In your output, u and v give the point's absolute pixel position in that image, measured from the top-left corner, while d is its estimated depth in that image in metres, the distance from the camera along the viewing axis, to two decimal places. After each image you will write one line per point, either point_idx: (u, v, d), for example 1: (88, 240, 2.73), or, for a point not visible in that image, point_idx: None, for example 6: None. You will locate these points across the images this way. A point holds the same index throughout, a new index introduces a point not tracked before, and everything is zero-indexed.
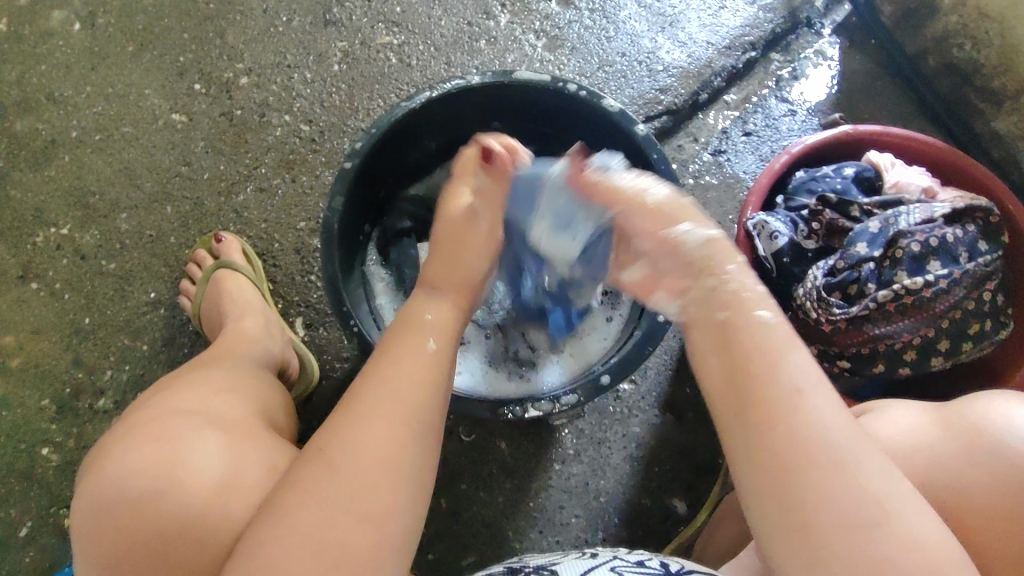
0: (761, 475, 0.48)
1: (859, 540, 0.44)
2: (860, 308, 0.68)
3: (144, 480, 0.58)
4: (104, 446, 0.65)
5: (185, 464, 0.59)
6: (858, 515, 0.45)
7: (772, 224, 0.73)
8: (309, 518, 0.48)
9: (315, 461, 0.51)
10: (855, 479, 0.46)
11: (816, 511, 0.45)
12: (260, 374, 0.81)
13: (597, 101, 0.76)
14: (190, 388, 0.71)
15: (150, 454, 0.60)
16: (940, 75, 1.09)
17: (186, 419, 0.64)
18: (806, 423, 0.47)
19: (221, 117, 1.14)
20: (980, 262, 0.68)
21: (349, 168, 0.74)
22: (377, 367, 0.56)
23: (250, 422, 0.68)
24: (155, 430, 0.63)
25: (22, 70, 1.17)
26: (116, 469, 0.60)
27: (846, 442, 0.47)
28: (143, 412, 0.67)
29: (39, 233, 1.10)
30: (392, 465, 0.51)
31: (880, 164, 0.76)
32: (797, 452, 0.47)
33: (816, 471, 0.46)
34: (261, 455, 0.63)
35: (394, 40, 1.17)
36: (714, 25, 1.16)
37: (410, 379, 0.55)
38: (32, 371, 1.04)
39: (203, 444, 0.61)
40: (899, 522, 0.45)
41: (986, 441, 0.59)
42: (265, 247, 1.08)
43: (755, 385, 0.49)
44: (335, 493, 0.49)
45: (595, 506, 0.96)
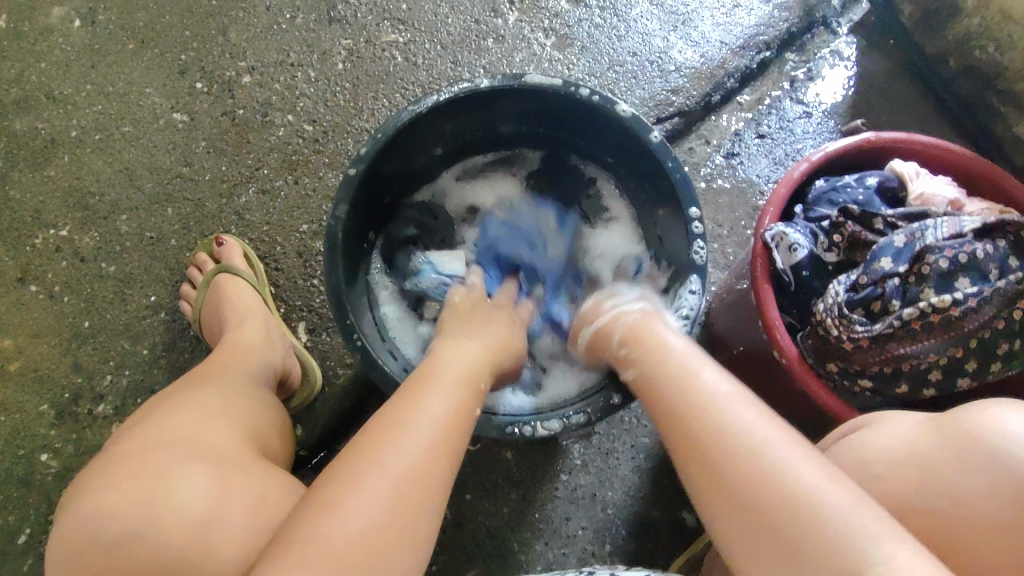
0: (719, 497, 0.53)
1: (803, 522, 0.48)
2: (883, 327, 0.65)
3: (124, 521, 0.57)
4: (85, 478, 0.62)
5: (168, 504, 0.57)
6: (793, 500, 0.49)
7: (791, 236, 0.70)
8: (348, 507, 0.48)
9: (354, 466, 0.51)
10: (786, 476, 0.50)
11: (799, 549, 0.47)
12: (248, 393, 0.77)
13: (611, 106, 0.73)
14: (173, 414, 0.67)
15: (129, 494, 0.58)
16: (961, 77, 1.06)
17: (164, 452, 0.62)
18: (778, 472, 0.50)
19: (222, 117, 1.12)
20: (1012, 280, 0.64)
21: (354, 174, 0.71)
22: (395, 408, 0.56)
23: (241, 450, 0.66)
24: (136, 464, 0.61)
25: (22, 68, 1.15)
26: (92, 510, 0.58)
27: (819, 484, 0.49)
28: (122, 445, 0.65)
29: (38, 234, 1.08)
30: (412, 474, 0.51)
31: (904, 174, 0.74)
32: (732, 454, 0.53)
33: (802, 518, 0.48)
34: (250, 488, 0.61)
35: (400, 38, 1.14)
36: (728, 24, 1.13)
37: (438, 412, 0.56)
38: (31, 375, 1.03)
39: (188, 482, 0.59)
40: (831, 503, 0.48)
41: (984, 448, 0.56)
42: (268, 250, 1.06)
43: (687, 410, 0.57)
44: (371, 498, 0.49)
45: (602, 518, 0.94)
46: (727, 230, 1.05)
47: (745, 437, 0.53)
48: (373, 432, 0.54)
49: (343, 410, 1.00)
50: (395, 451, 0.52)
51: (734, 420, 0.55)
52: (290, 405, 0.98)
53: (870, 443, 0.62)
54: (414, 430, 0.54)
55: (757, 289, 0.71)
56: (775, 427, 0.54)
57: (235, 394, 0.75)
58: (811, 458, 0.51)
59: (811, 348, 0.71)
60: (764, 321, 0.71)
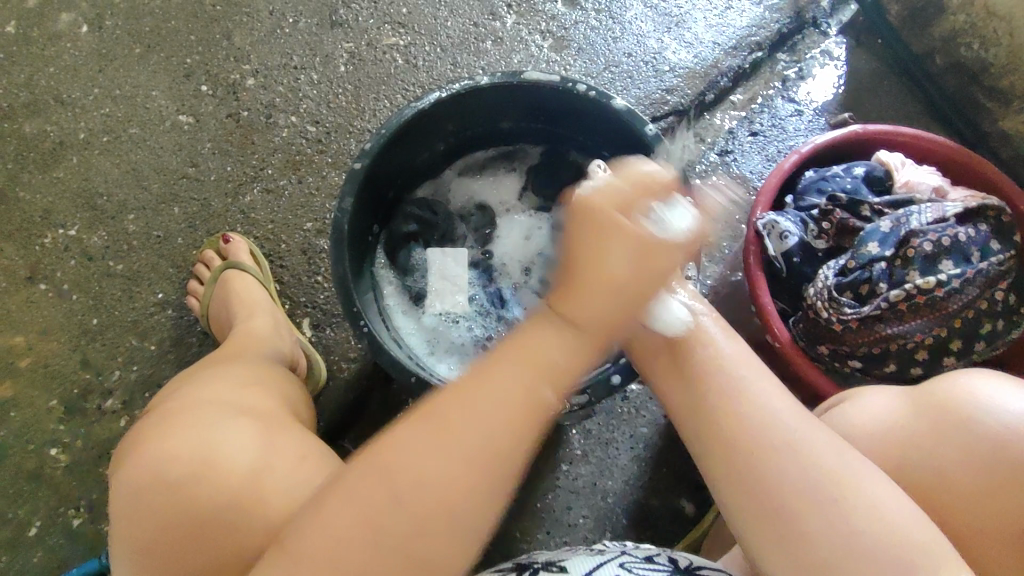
0: (738, 482, 0.54)
1: (813, 503, 0.51)
2: (871, 308, 0.68)
3: (180, 467, 0.59)
4: (137, 432, 0.64)
5: (216, 457, 0.59)
6: (805, 486, 0.51)
7: (782, 224, 0.73)
8: (417, 453, 0.49)
9: (379, 456, 0.50)
10: (794, 453, 0.53)
11: (787, 503, 0.51)
12: (282, 372, 0.81)
13: (606, 101, 0.75)
14: (221, 379, 0.71)
15: (177, 445, 0.60)
16: (947, 74, 1.09)
17: (212, 413, 0.64)
18: (757, 425, 0.55)
19: (228, 118, 1.14)
20: (992, 262, 0.68)
21: (359, 169, 0.74)
22: (467, 389, 0.51)
23: (277, 416, 0.68)
24: (187, 421, 0.63)
25: (30, 72, 1.17)
26: (148, 457, 0.60)
27: (801, 435, 0.54)
28: (175, 401, 0.67)
29: (47, 234, 1.10)
30: (466, 483, 0.49)
31: (890, 164, 0.76)
32: (753, 433, 0.55)
33: (787, 466, 0.52)
34: (290, 447, 0.63)
35: (400, 41, 1.17)
36: (721, 25, 1.16)
37: (500, 403, 0.50)
38: (41, 371, 1.04)
39: (233, 437, 0.61)
40: (856, 494, 0.50)
41: (955, 417, 0.59)
42: (273, 248, 1.08)
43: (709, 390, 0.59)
44: (400, 501, 0.49)
45: (603, 506, 0.96)
46: (723, 224, 1.08)
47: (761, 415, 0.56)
48: (439, 425, 0.50)
49: (347, 404, 1.02)
50: (442, 463, 0.49)
51: (756, 399, 0.57)
52: None
53: (849, 417, 0.64)
54: (493, 419, 0.50)
55: (749, 274, 0.73)
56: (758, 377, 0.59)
57: (269, 374, 0.77)
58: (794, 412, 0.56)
59: (802, 331, 0.74)
60: (757, 307, 0.73)
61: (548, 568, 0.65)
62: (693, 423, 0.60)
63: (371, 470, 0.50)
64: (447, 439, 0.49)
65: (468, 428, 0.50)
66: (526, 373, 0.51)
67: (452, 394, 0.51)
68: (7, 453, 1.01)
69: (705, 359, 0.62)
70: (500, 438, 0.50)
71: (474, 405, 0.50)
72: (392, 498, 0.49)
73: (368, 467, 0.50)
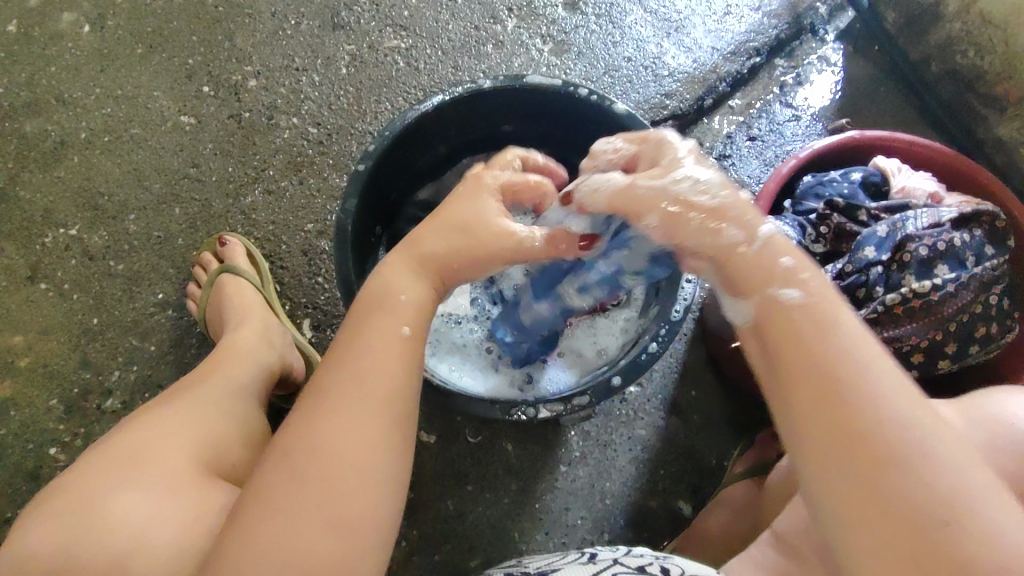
0: (827, 443, 0.45)
1: (906, 465, 0.43)
2: (869, 312, 0.69)
3: (56, 548, 0.61)
4: (33, 505, 0.67)
5: (102, 532, 0.61)
6: (898, 440, 0.44)
7: (780, 228, 0.74)
8: (325, 434, 0.50)
9: (275, 467, 0.50)
10: (883, 405, 0.45)
11: (897, 506, 0.43)
12: (210, 395, 0.80)
13: (607, 105, 0.76)
14: (117, 434, 0.72)
15: (60, 525, 0.62)
16: (942, 82, 1.10)
17: (100, 479, 0.66)
18: (877, 409, 0.45)
19: (229, 119, 1.15)
20: (987, 266, 0.69)
21: (362, 171, 0.74)
22: (339, 361, 0.55)
23: (186, 471, 0.68)
24: (69, 497, 0.64)
25: (32, 72, 1.17)
26: (28, 538, 0.63)
27: (926, 432, 0.44)
28: (69, 471, 0.69)
29: (48, 234, 1.10)
30: (358, 470, 0.50)
31: (886, 169, 0.77)
32: (844, 380, 0.46)
33: (907, 468, 0.43)
34: (182, 511, 0.64)
35: (402, 44, 1.18)
36: (719, 31, 1.17)
37: (375, 369, 0.54)
38: (40, 371, 1.05)
39: (123, 510, 0.63)
40: (935, 451, 0.44)
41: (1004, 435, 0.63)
42: (273, 249, 1.09)
43: (789, 320, 0.49)
44: (314, 502, 0.48)
45: (601, 508, 0.97)
46: None
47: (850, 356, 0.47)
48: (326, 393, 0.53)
49: None
50: (333, 429, 0.51)
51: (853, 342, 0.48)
52: (296, 398, 1.00)
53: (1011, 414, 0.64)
54: (364, 404, 0.52)
55: None
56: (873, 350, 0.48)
57: (196, 405, 0.77)
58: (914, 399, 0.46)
59: None
60: None
61: None
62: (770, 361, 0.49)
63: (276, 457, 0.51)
64: (349, 394, 0.53)
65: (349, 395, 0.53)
66: (379, 324, 0.57)
67: (334, 359, 0.56)
68: (6, 452, 1.01)
69: (816, 321, 0.49)
70: (391, 384, 0.54)
71: (366, 376, 0.54)
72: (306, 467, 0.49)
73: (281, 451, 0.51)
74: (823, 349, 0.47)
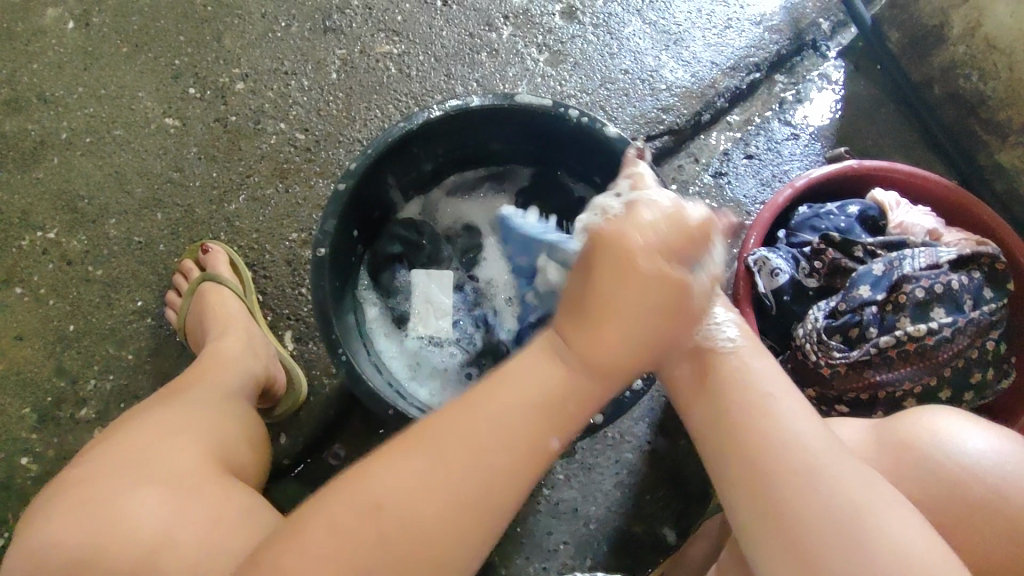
0: (739, 471, 0.55)
1: (847, 547, 0.50)
2: (861, 354, 0.66)
3: (71, 549, 0.57)
4: (37, 507, 0.62)
5: (118, 533, 0.57)
6: (834, 520, 0.51)
7: (772, 261, 0.71)
8: (421, 466, 0.49)
9: (370, 464, 0.51)
10: (827, 489, 0.52)
11: (800, 519, 0.51)
12: (222, 396, 0.77)
13: (598, 128, 0.74)
14: (133, 431, 0.67)
15: (73, 526, 0.58)
16: (946, 104, 1.08)
17: (119, 475, 0.61)
18: (778, 440, 0.54)
19: (215, 123, 1.12)
20: (986, 311, 0.67)
21: (343, 190, 0.72)
22: (486, 411, 0.51)
23: (203, 470, 0.64)
24: (80, 496, 0.60)
25: (14, 69, 1.14)
26: (36, 541, 0.58)
27: (822, 455, 0.53)
28: (75, 471, 0.64)
29: (25, 236, 1.07)
30: (497, 489, 0.50)
31: (884, 203, 0.75)
32: (785, 467, 0.53)
33: (799, 484, 0.52)
34: (202, 511, 0.59)
35: (394, 50, 1.15)
36: (719, 45, 1.15)
37: (502, 431, 0.50)
38: (14, 377, 1.02)
39: (140, 511, 0.58)
40: (878, 525, 0.50)
41: (917, 456, 0.62)
42: (256, 258, 1.06)
43: (735, 405, 0.57)
44: (410, 519, 0.48)
45: (583, 533, 0.95)
46: None
47: (793, 441, 0.54)
48: (417, 435, 0.51)
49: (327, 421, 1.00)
50: (448, 477, 0.49)
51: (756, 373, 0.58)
52: (274, 414, 0.97)
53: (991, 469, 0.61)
54: (476, 461, 0.50)
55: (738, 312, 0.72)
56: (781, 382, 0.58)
57: (205, 407, 0.72)
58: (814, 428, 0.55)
59: (791, 371, 0.72)
60: None
61: None
62: (711, 443, 0.58)
63: (343, 489, 0.50)
64: (465, 451, 0.50)
65: (428, 452, 0.50)
66: (540, 423, 0.52)
67: (468, 401, 0.52)
68: None
69: (731, 375, 0.58)
70: (518, 435, 0.51)
71: (481, 435, 0.50)
72: (388, 509, 0.48)
73: (343, 492, 0.50)
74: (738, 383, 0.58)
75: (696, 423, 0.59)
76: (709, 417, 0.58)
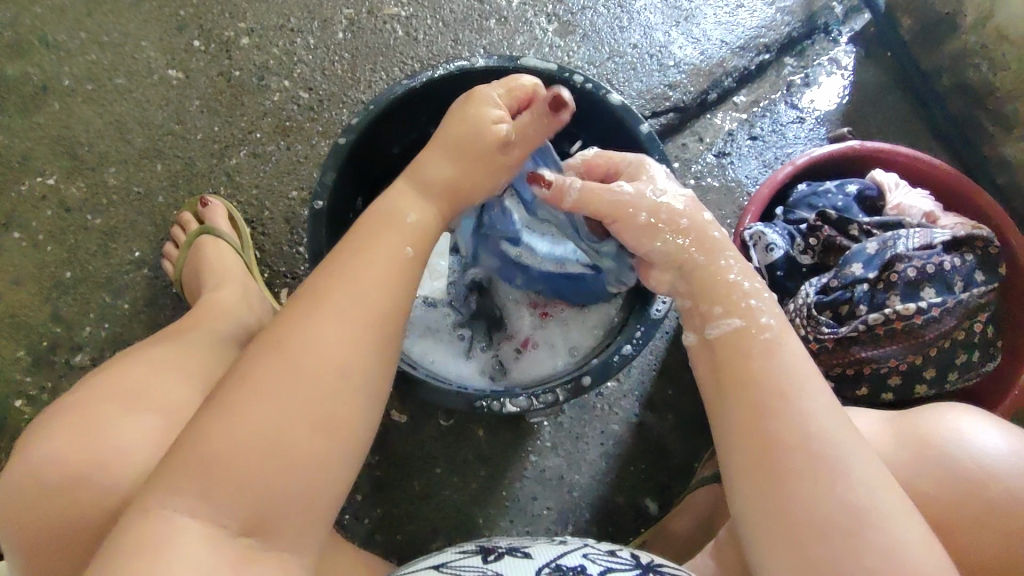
0: (759, 474, 0.54)
1: (850, 549, 0.50)
2: (849, 330, 0.67)
3: (65, 465, 0.58)
4: (32, 427, 0.63)
5: (111, 456, 0.58)
6: (836, 519, 0.51)
7: (768, 236, 0.72)
8: (308, 351, 0.53)
9: (267, 355, 0.53)
10: (841, 490, 0.52)
11: (809, 519, 0.51)
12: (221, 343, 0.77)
13: (602, 94, 0.74)
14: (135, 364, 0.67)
15: (65, 446, 0.59)
16: (953, 94, 1.07)
17: (119, 401, 0.62)
18: (796, 431, 0.54)
19: (218, 77, 1.11)
20: (975, 292, 0.68)
21: (343, 143, 0.72)
22: (347, 272, 0.57)
23: (195, 399, 0.64)
24: (76, 414, 0.61)
25: (17, 12, 1.13)
26: (28, 461, 0.59)
27: (835, 452, 0.53)
28: (74, 392, 0.65)
29: (25, 180, 1.07)
30: (342, 366, 0.53)
31: (883, 183, 0.75)
32: (798, 459, 0.53)
33: (813, 485, 0.52)
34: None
35: (402, 12, 1.14)
36: (729, 23, 1.14)
37: (374, 287, 0.57)
38: (9, 320, 1.03)
39: (133, 434, 0.59)
40: (886, 530, 0.50)
41: (935, 453, 0.64)
42: (254, 214, 1.06)
43: (752, 398, 0.55)
44: (297, 407, 0.51)
45: (567, 500, 0.96)
46: None
47: (807, 431, 0.54)
48: (320, 295, 0.56)
49: None
50: (322, 339, 0.54)
51: (785, 364, 0.56)
52: None
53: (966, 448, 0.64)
54: (338, 336, 0.54)
55: None
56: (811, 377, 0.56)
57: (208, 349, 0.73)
58: (836, 426, 0.55)
59: None
60: None
61: (513, 553, 0.65)
62: (726, 428, 0.57)
63: (307, 305, 0.56)
64: (348, 301, 0.56)
65: (321, 325, 0.54)
66: (389, 239, 0.60)
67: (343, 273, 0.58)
68: None
69: (763, 367, 0.56)
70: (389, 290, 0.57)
71: (360, 288, 0.56)
72: (303, 368, 0.52)
73: (270, 359, 0.53)
74: (762, 383, 0.56)
75: (723, 422, 0.57)
76: (733, 416, 0.56)
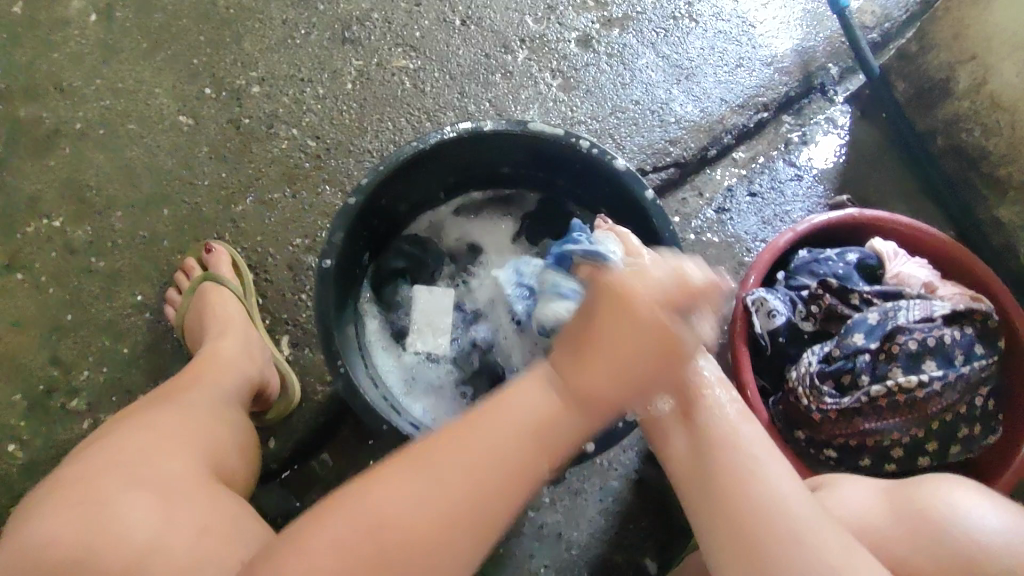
0: (724, 541, 0.55)
1: None
2: (851, 401, 0.68)
3: (61, 549, 0.57)
4: (27, 506, 0.62)
5: (109, 533, 0.58)
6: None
7: (770, 302, 0.73)
8: (414, 485, 0.51)
9: (355, 487, 0.52)
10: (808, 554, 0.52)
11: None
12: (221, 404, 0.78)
13: (607, 160, 0.75)
14: (131, 433, 0.67)
15: (65, 521, 0.58)
16: (946, 155, 1.09)
17: (117, 475, 0.62)
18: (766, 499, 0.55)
19: (228, 124, 1.13)
20: (976, 365, 0.69)
21: (353, 204, 0.72)
22: (481, 413, 0.54)
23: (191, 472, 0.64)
24: (72, 493, 0.61)
25: (33, 56, 1.15)
26: (28, 537, 0.58)
27: (800, 514, 0.55)
28: (68, 470, 0.64)
29: (31, 222, 1.08)
30: (453, 530, 0.51)
31: (883, 253, 0.77)
32: (771, 530, 0.54)
33: (781, 542, 0.53)
34: (189, 517, 0.60)
35: (411, 65, 1.16)
36: (729, 82, 1.17)
37: (511, 436, 0.53)
38: (8, 362, 1.02)
39: (131, 510, 0.59)
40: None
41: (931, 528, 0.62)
42: (258, 260, 1.07)
43: (720, 474, 0.58)
44: (374, 541, 0.50)
45: (565, 558, 0.95)
46: None
47: (771, 501, 0.55)
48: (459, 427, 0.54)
49: (318, 428, 1.00)
50: (450, 478, 0.51)
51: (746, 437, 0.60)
52: (265, 419, 0.97)
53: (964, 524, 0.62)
54: (444, 484, 0.51)
55: (733, 349, 0.74)
56: (767, 447, 0.60)
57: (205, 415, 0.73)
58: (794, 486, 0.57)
59: (782, 413, 0.73)
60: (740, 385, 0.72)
61: None
62: (698, 509, 0.59)
63: (413, 453, 0.53)
64: (480, 439, 0.53)
65: (492, 423, 0.53)
66: (525, 396, 0.55)
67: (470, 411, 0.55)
68: None
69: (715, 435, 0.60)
70: (525, 412, 0.54)
71: (494, 428, 0.53)
72: (429, 470, 0.52)
73: (360, 494, 0.52)
74: (718, 457, 0.59)
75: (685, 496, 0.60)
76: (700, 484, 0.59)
